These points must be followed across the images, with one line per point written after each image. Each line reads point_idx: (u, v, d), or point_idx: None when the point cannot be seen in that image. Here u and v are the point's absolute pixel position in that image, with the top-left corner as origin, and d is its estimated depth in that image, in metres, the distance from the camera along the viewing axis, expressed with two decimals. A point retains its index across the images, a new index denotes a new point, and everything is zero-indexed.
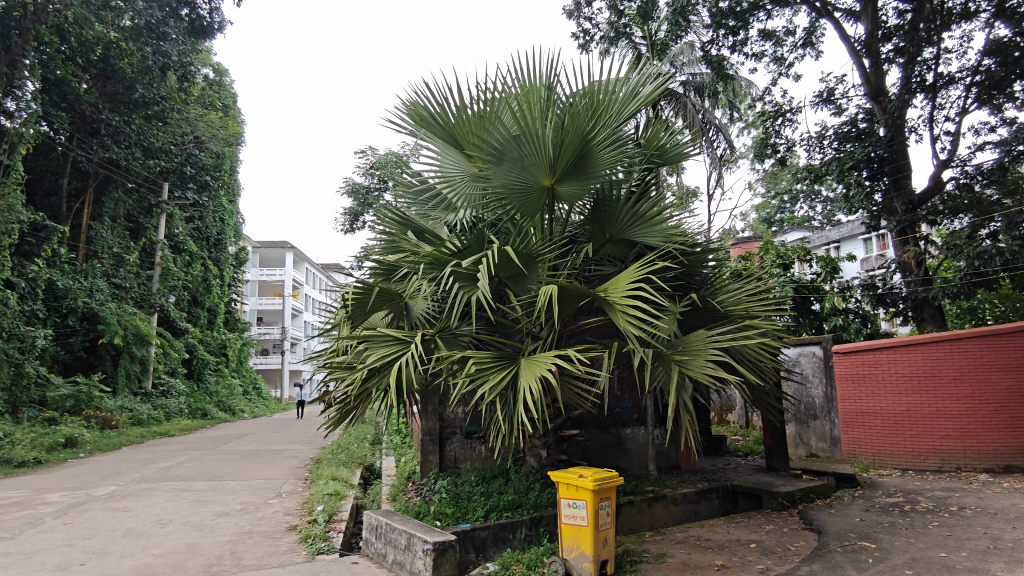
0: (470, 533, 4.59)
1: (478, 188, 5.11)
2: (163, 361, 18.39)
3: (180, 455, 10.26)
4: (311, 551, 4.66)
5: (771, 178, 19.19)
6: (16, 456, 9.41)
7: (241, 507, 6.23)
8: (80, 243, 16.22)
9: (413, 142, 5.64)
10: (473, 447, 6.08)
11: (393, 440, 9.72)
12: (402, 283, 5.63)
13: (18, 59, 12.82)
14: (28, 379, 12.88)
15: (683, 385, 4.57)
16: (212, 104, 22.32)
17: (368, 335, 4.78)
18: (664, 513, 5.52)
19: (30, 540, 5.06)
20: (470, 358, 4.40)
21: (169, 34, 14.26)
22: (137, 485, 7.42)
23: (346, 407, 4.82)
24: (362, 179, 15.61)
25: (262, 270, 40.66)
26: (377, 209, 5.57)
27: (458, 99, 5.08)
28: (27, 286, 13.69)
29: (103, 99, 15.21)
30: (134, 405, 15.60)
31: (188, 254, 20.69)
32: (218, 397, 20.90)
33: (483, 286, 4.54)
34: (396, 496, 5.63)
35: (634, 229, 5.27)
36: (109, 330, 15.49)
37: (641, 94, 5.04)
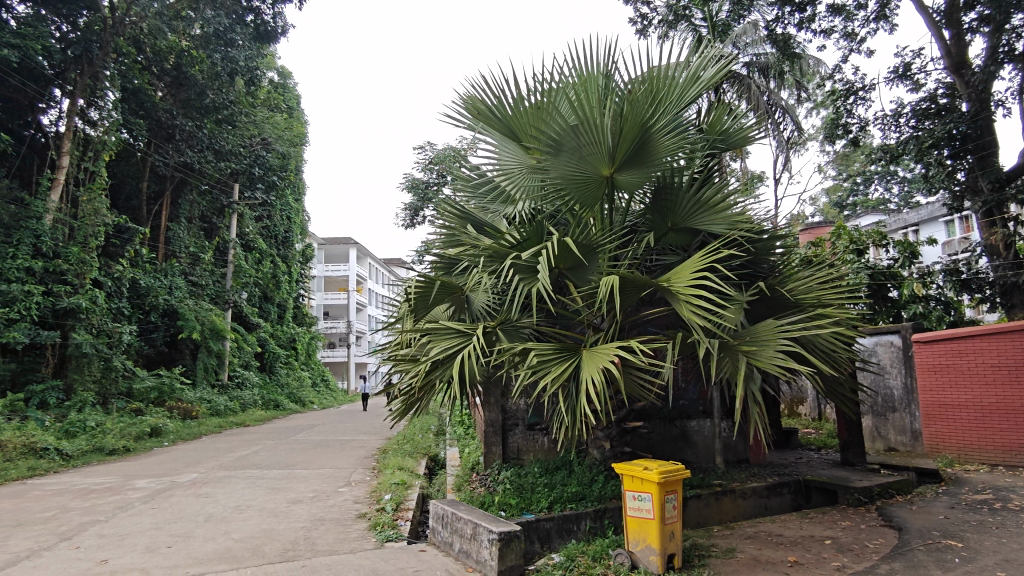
0: (534, 524, 4.61)
1: (536, 179, 5.08)
2: (238, 355, 19.25)
3: (256, 444, 10.72)
4: (380, 539, 4.79)
5: (843, 159, 18.35)
6: (108, 444, 10.06)
7: (313, 495, 6.46)
8: (159, 243, 17.15)
9: (470, 136, 5.65)
10: (535, 438, 6.10)
11: (457, 431, 9.86)
12: (462, 276, 5.68)
13: (99, 71, 13.67)
14: (117, 372, 13.73)
15: (752, 376, 4.45)
16: (277, 106, 23.04)
17: (431, 327, 4.86)
18: (732, 507, 5.38)
19: (121, 524, 5.40)
20: (532, 349, 4.41)
21: (237, 41, 14.78)
22: (217, 473, 7.80)
23: (411, 398, 4.87)
24: (421, 174, 15.74)
25: (327, 266, 41.87)
26: (437, 203, 5.62)
27: (515, 90, 5.05)
28: (114, 285, 14.53)
29: (177, 105, 15.98)
30: (212, 397, 16.38)
31: (258, 252, 21.54)
32: (289, 389, 21.78)
33: (543, 278, 4.54)
34: (461, 486, 5.71)
35: (697, 217, 5.15)
36: (189, 326, 16.35)
37: (702, 79, 4.89)
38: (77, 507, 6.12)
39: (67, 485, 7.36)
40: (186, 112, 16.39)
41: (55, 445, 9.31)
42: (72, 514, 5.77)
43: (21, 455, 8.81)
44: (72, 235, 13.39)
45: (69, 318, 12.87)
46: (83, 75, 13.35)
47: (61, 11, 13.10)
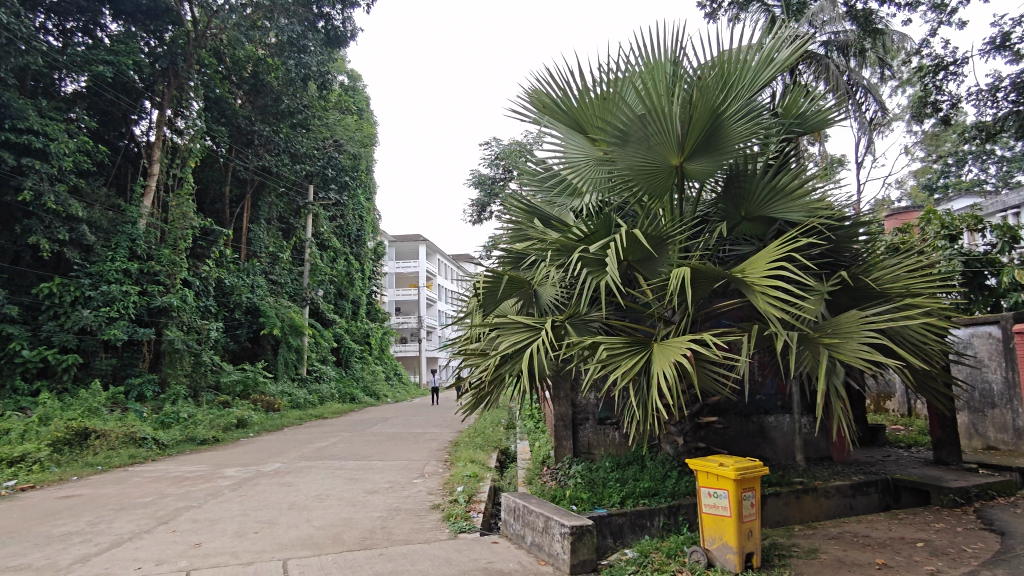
0: (607, 519, 4.57)
1: (604, 171, 5.02)
2: (316, 350, 20.01)
3: (334, 436, 11.12)
4: (454, 529, 4.88)
5: (933, 139, 17.23)
6: (198, 435, 10.69)
7: (388, 485, 6.65)
8: (241, 244, 18.01)
9: (536, 129, 5.62)
10: (606, 433, 6.05)
11: (527, 425, 9.89)
12: (530, 270, 5.68)
13: (185, 82, 14.58)
14: (205, 366, 14.53)
15: (835, 370, 4.25)
16: (349, 108, 23.68)
17: (499, 322, 4.89)
18: (815, 506, 5.17)
19: (212, 510, 5.71)
20: (601, 343, 4.37)
21: (309, 47, 15.16)
22: (298, 463, 8.15)
23: (481, 392, 4.91)
24: (488, 170, 15.83)
25: (398, 263, 42.89)
26: (504, 198, 5.64)
27: (581, 81, 4.99)
28: (201, 284, 15.39)
29: (255, 112, 16.79)
30: (293, 390, 17.09)
31: (332, 250, 22.32)
32: (364, 382, 22.46)
33: (612, 271, 4.47)
34: (532, 479, 5.73)
35: (772, 205, 4.95)
36: (270, 322, 17.12)
37: (776, 61, 4.69)
38: (173, 493, 6.53)
39: (164, 472, 7.86)
40: (263, 118, 17.16)
41: (152, 435, 9.96)
42: (169, 500, 6.16)
43: (123, 444, 9.47)
44: (163, 238, 14.29)
45: (162, 316, 13.76)
46: (168, 87, 14.29)
47: (149, 27, 13.97)
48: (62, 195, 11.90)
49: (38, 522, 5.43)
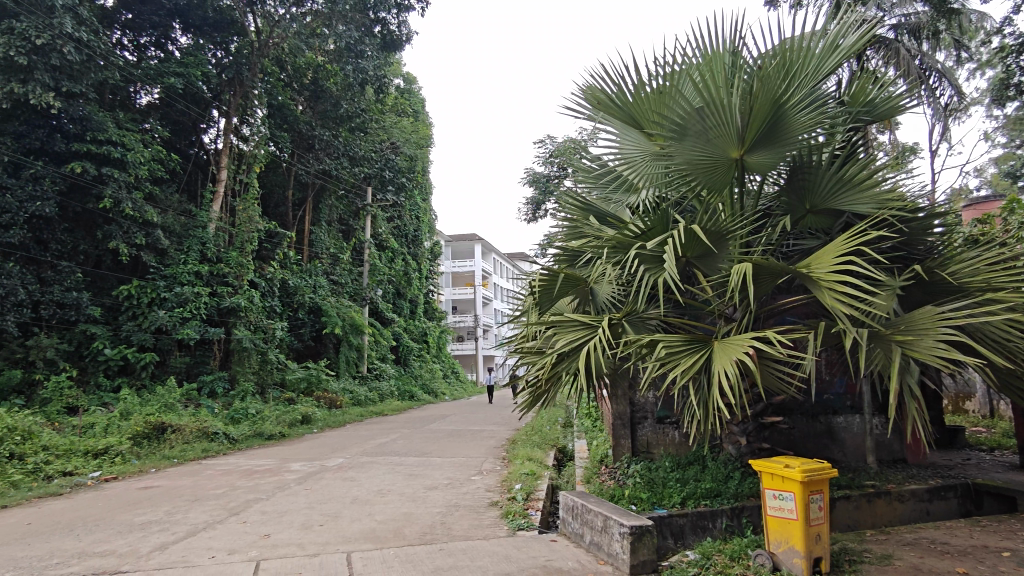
0: (667, 520, 4.51)
1: (660, 166, 4.94)
2: (375, 348, 20.47)
3: (393, 433, 11.35)
4: (512, 526, 4.90)
5: (1016, 123, 16.19)
6: (266, 430, 11.11)
7: (447, 482, 6.75)
8: (304, 246, 18.56)
9: (591, 126, 5.57)
10: (666, 432, 5.95)
11: (584, 423, 9.85)
12: (586, 268, 5.64)
13: (249, 90, 15.18)
14: (272, 364, 15.06)
15: (909, 369, 4.05)
16: (405, 111, 24.08)
17: (556, 320, 4.88)
18: (888, 511, 4.96)
19: (280, 502, 5.91)
20: (659, 340, 4.30)
21: (365, 52, 15.29)
22: (360, 459, 8.36)
23: (538, 390, 4.92)
24: (543, 167, 15.79)
25: (454, 262, 43.43)
26: (559, 196, 5.61)
27: (635, 76, 4.92)
28: (267, 285, 15.97)
29: (315, 117, 17.29)
30: (354, 388, 17.52)
31: (390, 251, 22.81)
32: (423, 380, 22.81)
33: (670, 268, 4.39)
34: (590, 478, 5.71)
35: (839, 198, 4.75)
36: (332, 322, 17.63)
37: (842, 46, 4.49)
38: (243, 486, 6.81)
39: (235, 466, 8.21)
40: (323, 123, 17.65)
41: (223, 430, 10.40)
42: (240, 492, 6.42)
43: (196, 438, 9.93)
44: (231, 241, 14.92)
45: (231, 316, 14.36)
46: (234, 96, 14.95)
47: (215, 39, 14.62)
48: (139, 201, 12.58)
49: (121, 510, 5.76)
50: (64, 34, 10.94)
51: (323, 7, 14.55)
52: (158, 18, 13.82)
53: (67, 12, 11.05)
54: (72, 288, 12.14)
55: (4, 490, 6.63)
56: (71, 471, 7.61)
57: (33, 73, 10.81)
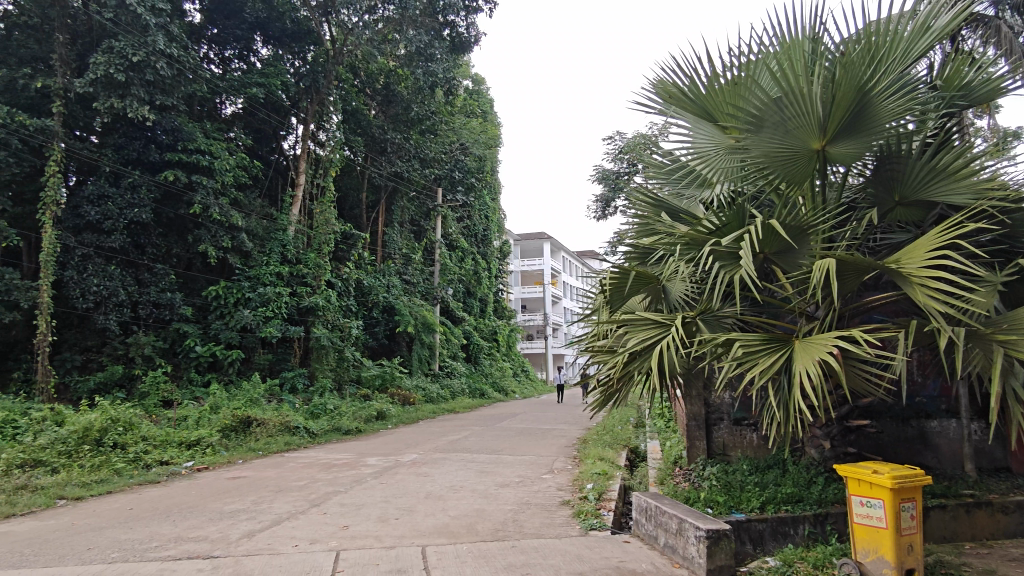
0: (745, 524, 4.38)
1: (736, 160, 4.78)
2: (447, 346, 20.80)
3: (466, 430, 11.52)
4: (584, 526, 4.87)
5: None
6: (343, 425, 11.51)
7: (519, 479, 6.80)
8: (378, 247, 19.08)
9: (662, 121, 5.45)
10: (743, 434, 5.76)
11: (657, 424, 9.68)
12: (659, 265, 5.52)
13: (325, 98, 15.65)
14: (348, 362, 15.55)
15: (1012, 371, 3.77)
16: (474, 112, 24.37)
17: (627, 318, 4.81)
18: (989, 523, 4.64)
19: (357, 495, 6.11)
20: (736, 340, 4.16)
21: (436, 55, 15.45)
22: (433, 455, 8.53)
23: (609, 389, 4.86)
24: (612, 164, 15.59)
25: (523, 261, 43.62)
26: (629, 193, 5.52)
27: (709, 67, 4.78)
28: (343, 285, 16.52)
29: (387, 121, 17.76)
30: (426, 385, 17.86)
31: (460, 250, 23.18)
32: (493, 378, 23.00)
33: (747, 265, 4.25)
34: (664, 480, 5.61)
35: (933, 188, 4.45)
36: (405, 320, 18.06)
37: (933, 28, 4.25)
38: (323, 478, 7.07)
39: (315, 459, 8.54)
40: (395, 126, 18.09)
41: (304, 424, 10.85)
42: (320, 484, 6.68)
43: (279, 431, 10.38)
44: (310, 243, 15.53)
45: (310, 315, 14.90)
46: (311, 103, 15.56)
47: (293, 49, 15.43)
48: (225, 206, 13.26)
49: (212, 499, 6.10)
50: (156, 50, 11.64)
51: (394, 13, 14.87)
52: (241, 31, 14.83)
53: (159, 30, 11.77)
54: (166, 288, 12.93)
55: (109, 477, 7.17)
56: (167, 461, 8.14)
57: (129, 89, 11.57)
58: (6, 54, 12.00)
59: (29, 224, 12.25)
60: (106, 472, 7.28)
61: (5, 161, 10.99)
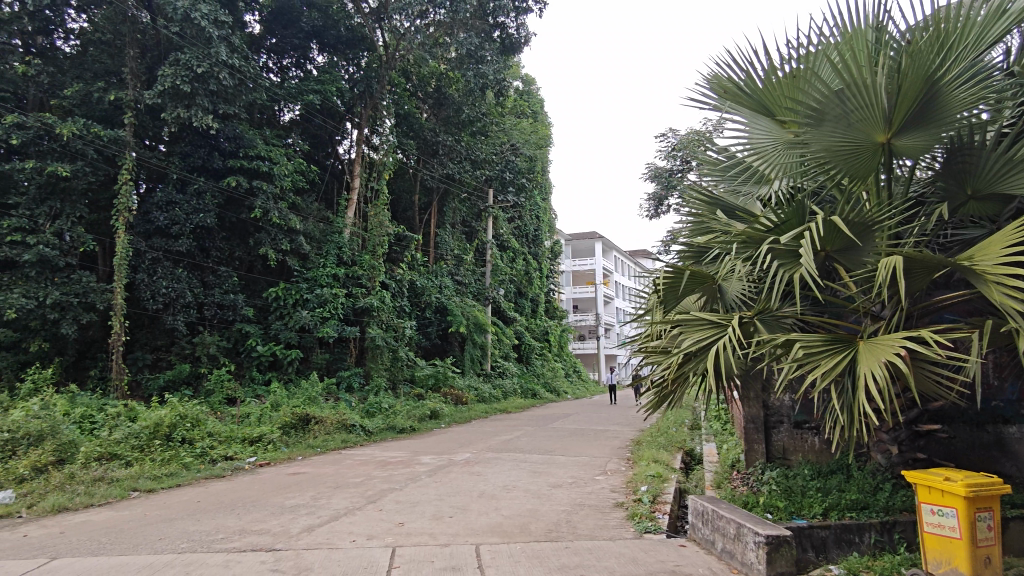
0: (807, 531, 4.18)
1: (795, 155, 4.64)
2: (499, 346, 20.88)
3: (518, 430, 11.54)
4: (639, 529, 4.81)
5: None
6: (398, 424, 11.72)
7: (572, 480, 6.76)
8: (430, 248, 19.35)
9: (717, 117, 5.32)
10: (804, 438, 5.57)
11: (713, 426, 9.48)
12: (714, 264, 5.39)
13: (378, 102, 16.05)
14: (402, 361, 15.79)
15: None
16: (525, 112, 24.45)
17: (682, 318, 4.73)
18: None
19: (412, 493, 6.21)
20: (796, 340, 4.03)
21: (486, 57, 15.48)
22: (486, 454, 8.60)
23: (664, 391, 4.79)
24: (665, 162, 15.32)
25: (575, 261, 43.45)
26: (683, 191, 5.43)
27: (766, 61, 4.65)
28: (397, 286, 16.80)
29: (439, 124, 17.99)
30: (479, 385, 17.98)
31: (511, 251, 23.29)
32: (545, 378, 22.96)
33: (807, 263, 4.12)
34: (721, 484, 5.51)
35: (1009, 181, 4.20)
36: (457, 320, 18.24)
37: (1009, 11, 4.01)
38: (379, 476, 7.22)
39: (371, 457, 8.73)
40: (446, 129, 18.31)
41: (360, 422, 11.08)
42: (376, 481, 6.81)
43: (337, 429, 10.64)
44: (364, 245, 15.86)
45: (365, 315, 15.19)
46: (365, 108, 15.93)
47: (347, 56, 15.90)
48: (284, 210, 13.66)
49: (274, 494, 6.31)
50: (219, 62, 12.11)
51: (445, 17, 14.96)
52: (298, 40, 15.33)
53: (222, 42, 12.20)
54: (229, 290, 13.43)
55: (178, 471, 7.50)
56: (231, 456, 8.45)
57: (195, 99, 12.06)
58: (83, 69, 12.76)
59: (104, 229, 12.89)
60: (175, 466, 7.63)
61: (81, 170, 11.65)
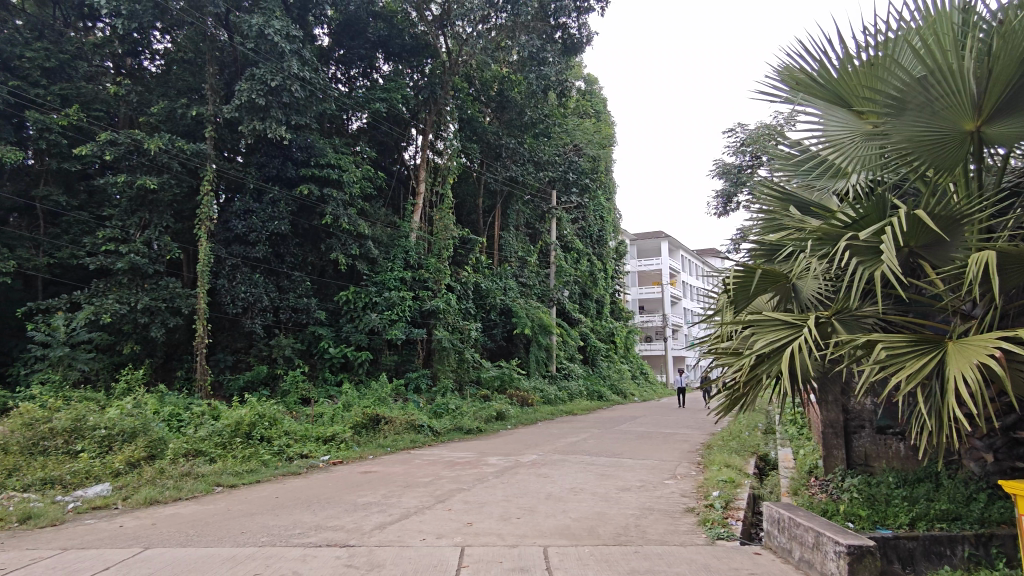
0: (893, 542, 3.99)
1: (874, 147, 4.43)
2: (564, 348, 20.81)
3: (584, 432, 11.45)
4: (711, 535, 4.69)
5: None
6: (465, 425, 11.86)
7: (640, 484, 6.66)
8: (494, 250, 19.53)
9: (789, 109, 5.13)
10: (889, 444, 5.26)
11: (789, 431, 9.15)
12: (788, 262, 5.18)
13: (442, 108, 16.35)
14: (468, 363, 15.96)
15: None
16: (588, 112, 24.31)
17: (754, 319, 4.57)
18: None
19: (480, 493, 6.26)
20: (879, 341, 3.83)
21: (548, 58, 15.43)
22: (553, 456, 8.59)
23: (736, 394, 4.65)
24: (734, 158, 14.87)
25: (640, 262, 42.85)
26: (754, 187, 5.26)
27: (841, 50, 4.46)
28: (462, 289, 17.04)
29: (502, 127, 18.11)
30: (544, 386, 17.95)
31: (576, 252, 23.22)
32: (612, 380, 22.71)
33: (889, 259, 3.91)
34: (798, 490, 5.31)
35: None
36: (522, 322, 18.27)
37: None
38: (447, 476, 7.33)
39: (440, 457, 8.86)
40: (509, 132, 18.41)
41: (428, 423, 11.27)
42: (445, 481, 6.92)
43: (405, 429, 10.86)
44: (430, 249, 16.13)
45: (432, 318, 15.44)
46: (429, 114, 16.29)
47: (411, 64, 16.24)
48: (353, 216, 14.03)
49: (347, 491, 6.50)
50: (291, 74, 12.57)
51: (507, 20, 15.03)
52: (364, 51, 15.80)
53: (293, 56, 12.65)
54: (303, 294, 13.94)
55: (257, 467, 7.84)
56: (307, 454, 8.76)
57: (269, 112, 12.56)
58: (167, 87, 13.57)
59: (188, 237, 13.61)
60: (255, 463, 7.97)
61: (167, 182, 12.35)
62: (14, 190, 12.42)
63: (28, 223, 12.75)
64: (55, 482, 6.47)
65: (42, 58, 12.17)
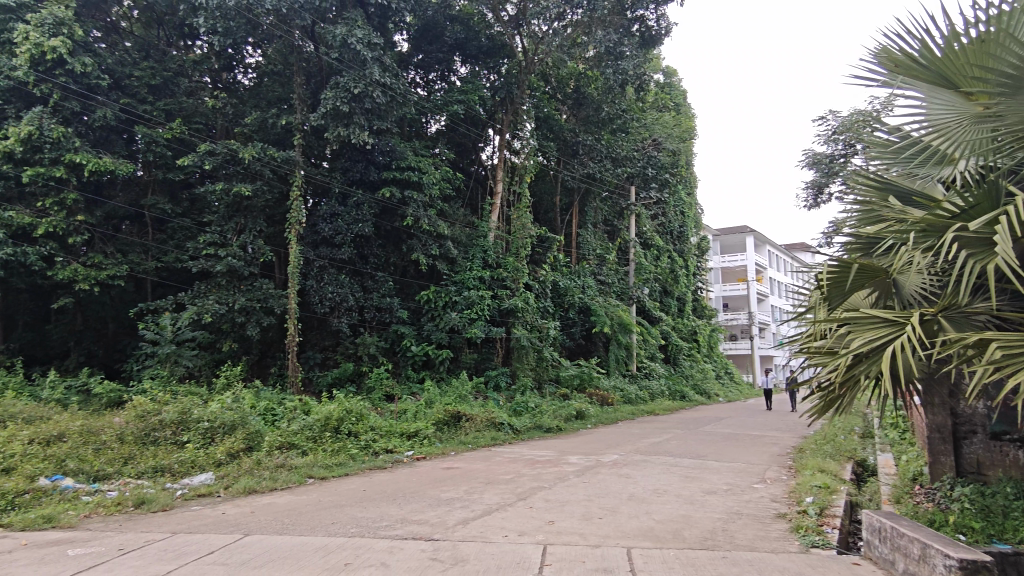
0: (1013, 558, 3.61)
1: (988, 130, 4.09)
2: (644, 347, 20.44)
3: (667, 432, 11.22)
4: (805, 543, 4.48)
5: None
6: (545, 423, 11.87)
7: (727, 487, 6.45)
8: (572, 248, 19.45)
9: (887, 94, 4.82)
10: (1005, 451, 4.87)
11: (889, 435, 8.61)
12: (887, 255, 4.87)
13: (518, 107, 16.45)
14: (547, 362, 15.94)
15: None
16: (667, 105, 23.80)
17: (849, 317, 4.32)
18: None
19: (562, 492, 6.25)
20: (993, 339, 3.53)
21: (626, 52, 15.16)
22: (634, 456, 8.46)
23: (832, 395, 4.42)
24: (825, 147, 14.11)
25: (724, 257, 41.61)
26: (847, 177, 5.00)
27: (945, 27, 4.14)
28: (540, 287, 17.08)
29: (578, 123, 18.09)
30: (624, 386, 17.68)
31: (656, 248, 22.79)
32: (695, 380, 22.08)
33: (1004, 250, 3.62)
34: (901, 499, 5.00)
35: None
36: (602, 321, 18.05)
37: None
38: (528, 473, 7.36)
39: (520, 454, 8.91)
40: (586, 128, 18.31)
41: (508, 421, 11.35)
42: (525, 479, 6.95)
43: (486, 427, 10.97)
44: (509, 248, 16.24)
45: (510, 316, 15.52)
46: (506, 113, 16.44)
47: (488, 64, 16.51)
48: (433, 217, 14.31)
49: (430, 486, 6.65)
50: (373, 81, 12.95)
51: (582, 17, 14.81)
52: (441, 54, 16.22)
53: (374, 62, 13.03)
54: (386, 294, 14.36)
55: (346, 461, 8.15)
56: (392, 449, 9.03)
57: (353, 118, 12.98)
58: (258, 99, 14.33)
59: (279, 241, 14.32)
60: (344, 456, 8.30)
61: (260, 189, 13.04)
62: (126, 200, 13.47)
63: (137, 230, 13.78)
64: (165, 470, 6.98)
65: (148, 77, 13.16)
